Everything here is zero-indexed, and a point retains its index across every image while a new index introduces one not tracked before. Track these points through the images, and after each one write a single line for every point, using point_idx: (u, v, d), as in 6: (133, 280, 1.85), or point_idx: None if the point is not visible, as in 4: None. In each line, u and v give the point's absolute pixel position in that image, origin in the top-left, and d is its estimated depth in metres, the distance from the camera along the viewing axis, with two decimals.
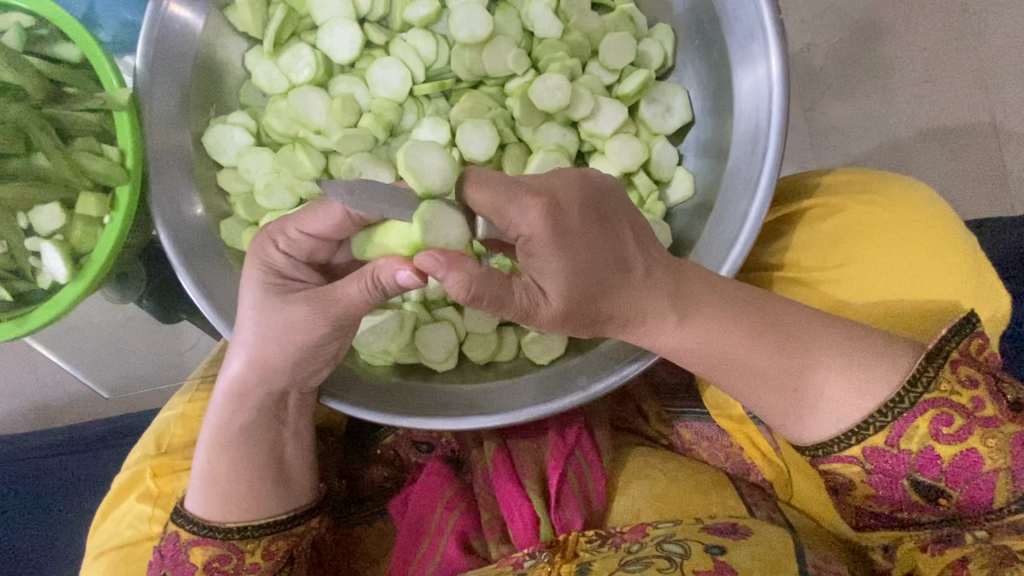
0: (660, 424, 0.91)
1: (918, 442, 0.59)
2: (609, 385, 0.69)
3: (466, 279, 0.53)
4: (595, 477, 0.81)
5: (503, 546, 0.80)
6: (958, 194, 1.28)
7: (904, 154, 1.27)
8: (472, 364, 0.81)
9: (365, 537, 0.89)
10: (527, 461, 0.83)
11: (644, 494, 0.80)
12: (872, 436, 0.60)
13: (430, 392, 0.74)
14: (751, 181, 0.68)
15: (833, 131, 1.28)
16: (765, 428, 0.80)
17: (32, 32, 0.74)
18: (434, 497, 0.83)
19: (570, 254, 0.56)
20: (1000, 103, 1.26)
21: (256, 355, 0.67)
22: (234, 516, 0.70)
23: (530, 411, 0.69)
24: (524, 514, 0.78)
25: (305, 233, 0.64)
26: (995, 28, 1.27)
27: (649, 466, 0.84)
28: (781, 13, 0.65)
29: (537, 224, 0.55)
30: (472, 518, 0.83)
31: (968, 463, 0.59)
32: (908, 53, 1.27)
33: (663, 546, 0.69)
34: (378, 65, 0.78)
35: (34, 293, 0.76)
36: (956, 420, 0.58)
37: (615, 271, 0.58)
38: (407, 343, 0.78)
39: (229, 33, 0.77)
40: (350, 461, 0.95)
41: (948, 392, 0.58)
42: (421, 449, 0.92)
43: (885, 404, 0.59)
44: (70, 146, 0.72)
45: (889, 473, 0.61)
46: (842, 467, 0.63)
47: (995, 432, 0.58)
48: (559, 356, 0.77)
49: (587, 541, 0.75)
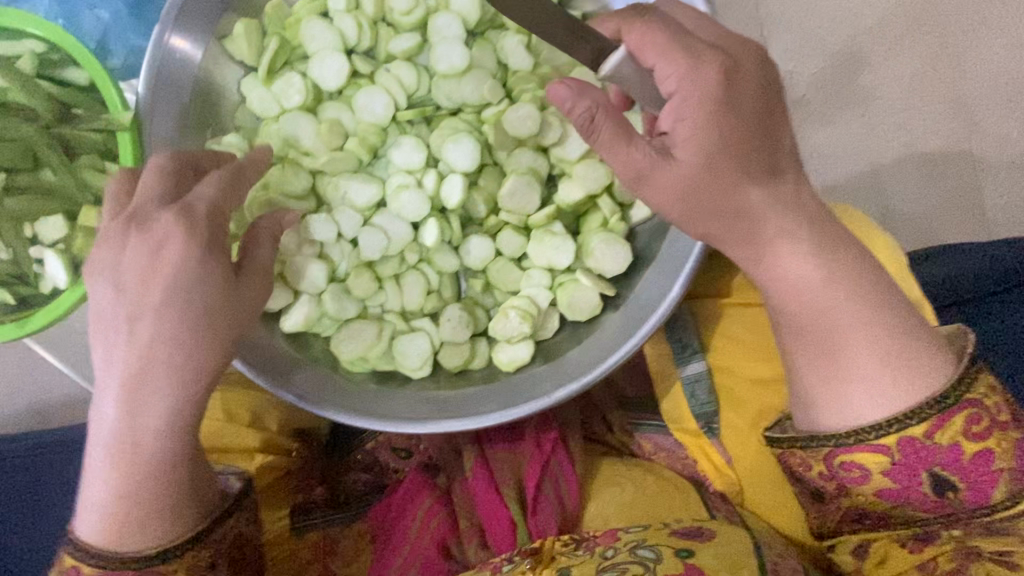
0: (623, 434, 0.96)
1: (948, 436, 0.67)
2: (569, 394, 0.74)
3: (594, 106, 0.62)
4: (569, 483, 0.87)
5: (482, 552, 0.87)
6: (938, 218, 1.35)
7: (883, 179, 1.34)
8: (446, 371, 0.84)
9: (343, 536, 0.95)
10: (505, 469, 0.90)
11: (614, 501, 0.87)
12: (912, 426, 0.67)
13: (403, 399, 0.79)
14: None
15: (815, 156, 1.34)
16: (716, 438, 0.87)
17: (44, 55, 0.79)
18: (414, 508, 0.90)
19: (739, 108, 0.63)
20: (979, 133, 1.34)
21: (127, 371, 0.63)
22: (132, 541, 0.66)
23: (498, 416, 0.74)
24: (500, 521, 0.86)
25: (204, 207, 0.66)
26: (976, 61, 1.35)
27: (617, 474, 0.89)
28: None
29: (711, 89, 0.63)
30: (451, 527, 0.89)
31: (982, 461, 0.68)
32: (888, 84, 1.35)
33: (635, 552, 0.73)
34: (364, 93, 0.84)
35: (36, 297, 0.81)
36: (983, 420, 0.67)
37: (750, 158, 0.65)
38: (386, 351, 0.82)
39: (228, 60, 0.84)
40: (332, 463, 1.02)
41: (981, 394, 0.67)
42: (400, 454, 0.98)
43: (932, 399, 0.67)
44: (75, 163, 0.79)
45: (911, 464, 0.68)
46: (870, 455, 0.69)
47: (1008, 435, 0.68)
48: (525, 364, 0.81)
49: (564, 545, 0.80)
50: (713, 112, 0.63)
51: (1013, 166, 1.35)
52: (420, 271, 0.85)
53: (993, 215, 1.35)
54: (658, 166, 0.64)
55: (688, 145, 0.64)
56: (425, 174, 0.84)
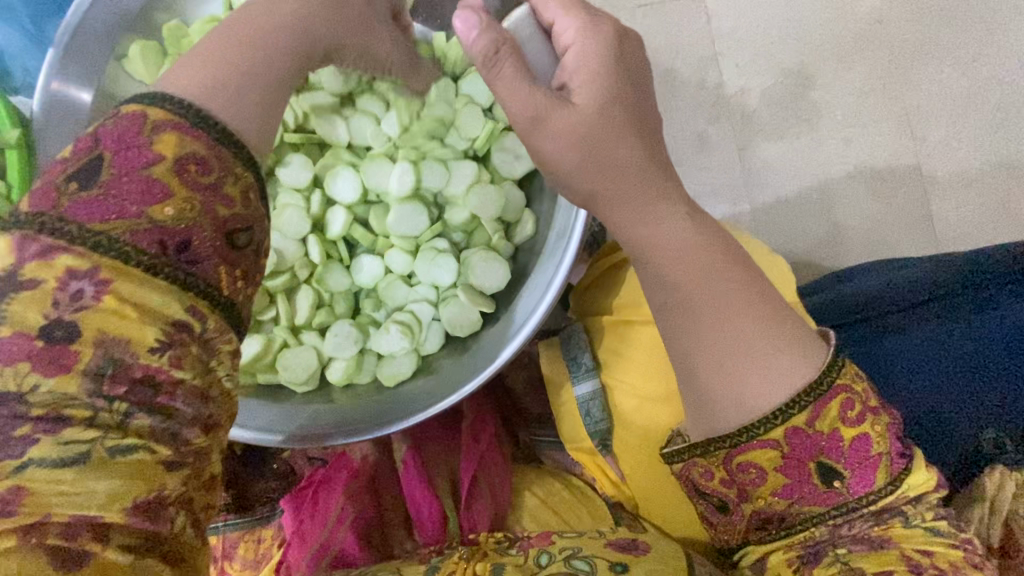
0: (526, 447, 1.08)
1: (828, 423, 0.63)
2: (444, 407, 0.77)
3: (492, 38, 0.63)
4: (501, 480, 0.97)
5: (409, 542, 0.99)
6: (887, 234, 1.37)
7: (829, 194, 1.38)
8: (332, 386, 0.86)
9: (240, 541, 0.99)
10: (442, 469, 1.03)
11: (531, 507, 0.95)
12: (795, 416, 0.62)
13: (289, 409, 0.80)
14: (567, 227, 0.77)
15: (763, 170, 1.39)
16: (611, 457, 0.90)
17: None
18: (342, 499, 0.99)
19: (624, 56, 0.67)
20: (925, 148, 1.37)
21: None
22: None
23: (372, 431, 0.77)
24: (432, 513, 0.97)
25: None
26: (922, 78, 1.38)
27: (531, 482, 0.99)
28: None
29: (606, 30, 0.67)
30: (376, 521, 1.01)
31: (862, 447, 0.64)
32: (835, 100, 1.39)
33: (571, 561, 0.75)
34: None
35: None
36: (856, 404, 0.64)
37: (640, 122, 0.68)
38: (270, 363, 0.83)
39: (126, 79, 0.87)
40: (242, 472, 1.06)
41: (851, 380, 0.64)
42: (315, 463, 1.08)
43: (811, 385, 0.62)
44: None
45: (798, 456, 0.64)
46: (761, 452, 0.64)
47: (880, 418, 0.65)
48: (405, 379, 0.84)
49: (496, 542, 0.85)
50: (603, 55, 0.66)
51: (962, 180, 1.36)
52: (308, 286, 0.86)
53: (942, 229, 1.35)
54: (558, 105, 0.64)
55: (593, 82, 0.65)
56: (313, 193, 0.87)
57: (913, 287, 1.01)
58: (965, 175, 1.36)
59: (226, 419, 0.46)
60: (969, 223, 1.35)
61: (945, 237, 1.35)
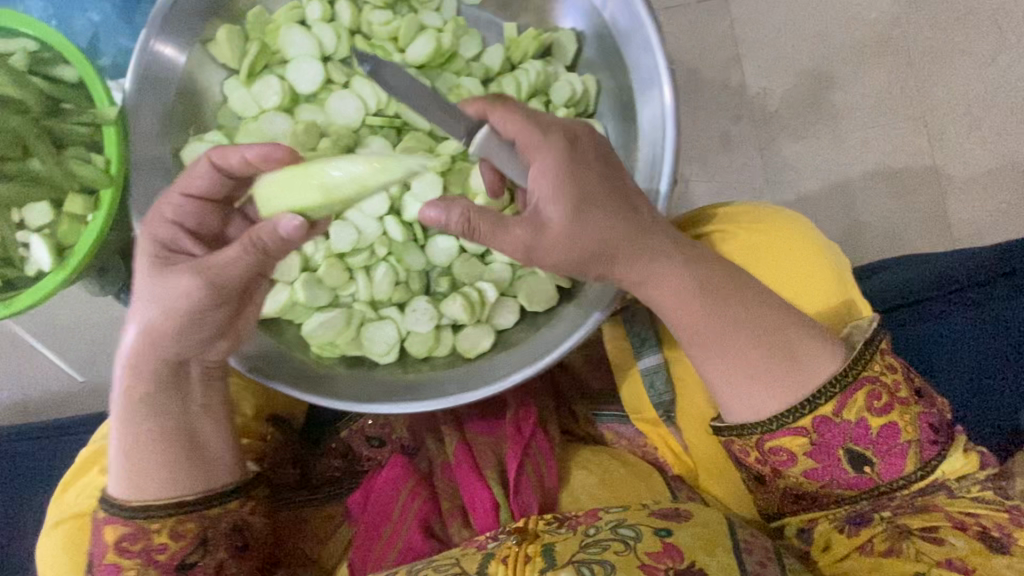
0: (589, 426, 1.04)
1: (856, 412, 0.74)
2: (524, 377, 0.79)
3: (504, 131, 0.71)
4: (549, 465, 0.94)
5: (464, 530, 0.94)
6: (906, 232, 1.41)
7: (850, 191, 1.41)
8: (411, 358, 0.90)
9: (313, 518, 1.01)
10: (488, 452, 0.97)
11: (584, 487, 0.93)
12: (822, 406, 0.74)
13: (370, 380, 0.85)
14: (648, 204, 0.80)
15: (785, 168, 1.42)
16: (674, 426, 0.96)
17: (37, 53, 0.84)
18: (399, 486, 0.96)
19: (578, 173, 0.69)
20: (942, 149, 1.41)
21: (150, 321, 0.70)
22: (166, 494, 0.72)
23: (454, 398, 0.80)
24: (484, 498, 0.92)
25: (187, 195, 0.74)
26: (938, 81, 1.43)
27: (585, 463, 0.96)
28: (673, 65, 0.79)
29: (551, 163, 0.69)
30: (433, 507, 0.96)
31: (890, 433, 0.74)
32: (855, 102, 1.43)
33: (617, 531, 0.78)
34: (336, 98, 0.90)
35: (20, 280, 0.85)
36: (884, 395, 0.74)
37: (641, 191, 0.73)
38: (354, 336, 0.87)
39: (210, 63, 0.89)
40: (304, 451, 1.06)
41: (878, 372, 0.74)
42: (372, 443, 1.06)
43: (836, 378, 0.74)
44: (63, 152, 0.83)
45: (827, 443, 0.75)
46: (791, 438, 0.75)
47: (907, 408, 0.75)
48: (487, 352, 0.88)
49: (547, 524, 0.84)
50: (562, 167, 0.69)
51: (977, 180, 1.41)
52: (387, 263, 0.90)
53: (957, 228, 1.40)
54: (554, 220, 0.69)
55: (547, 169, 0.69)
56: None
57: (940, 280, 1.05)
58: (979, 176, 1.41)
59: (252, 519, 0.78)
60: (986, 223, 1.40)
61: (961, 235, 1.40)
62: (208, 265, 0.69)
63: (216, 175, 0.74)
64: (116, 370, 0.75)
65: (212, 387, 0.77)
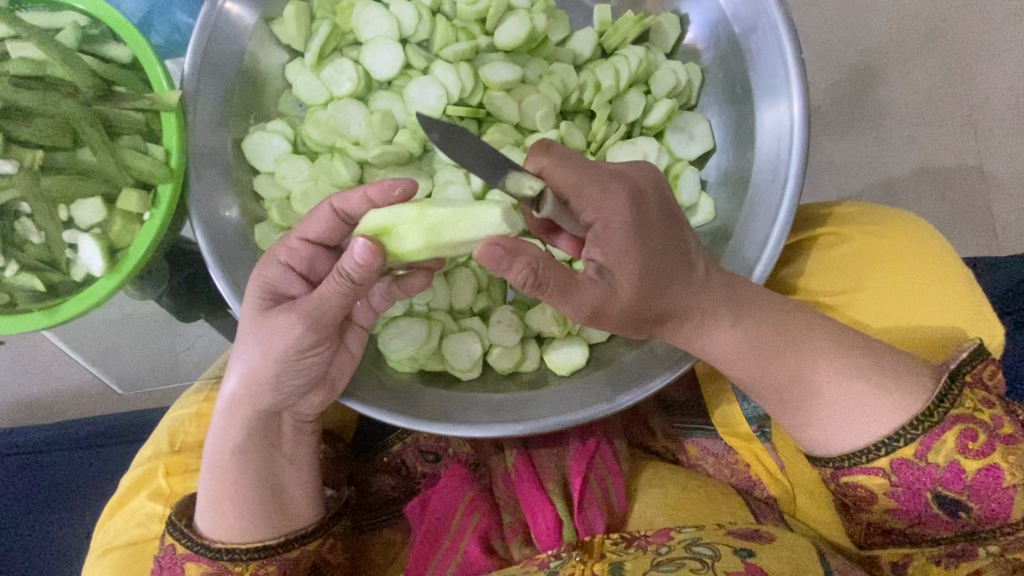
0: (669, 440, 0.94)
1: (944, 455, 0.64)
2: (632, 399, 0.72)
3: (530, 265, 0.57)
4: (616, 481, 0.83)
5: (527, 548, 0.81)
6: (950, 235, 1.31)
7: (893, 190, 1.31)
8: (494, 373, 0.82)
9: (373, 544, 0.93)
10: (550, 467, 0.85)
11: (659, 504, 0.82)
12: (901, 448, 0.65)
13: (451, 398, 0.76)
14: (771, 208, 0.72)
15: (829, 166, 1.32)
16: (771, 445, 0.85)
17: (86, 30, 0.76)
18: (457, 501, 0.84)
19: (643, 248, 0.61)
20: (989, 149, 1.31)
21: (250, 372, 0.70)
22: (241, 535, 0.73)
23: (555, 420, 0.72)
24: (547, 517, 0.79)
25: (305, 240, 0.69)
26: (985, 77, 1.32)
27: (661, 477, 0.86)
28: (803, 54, 0.71)
29: (623, 211, 0.61)
30: (494, 521, 0.84)
31: (989, 478, 0.64)
32: (902, 98, 1.32)
33: (692, 549, 0.69)
34: (416, 84, 0.80)
35: (64, 285, 0.76)
36: (979, 436, 0.64)
37: (680, 276, 0.64)
38: (434, 350, 0.79)
39: (274, 44, 0.80)
40: (360, 466, 0.97)
41: (971, 409, 0.64)
42: (429, 459, 0.95)
43: (917, 418, 0.64)
44: (116, 142, 0.74)
45: (912, 485, 0.66)
46: (867, 479, 0.68)
47: (1014, 448, 0.63)
48: (580, 368, 0.80)
49: (613, 543, 0.75)
50: (631, 236, 0.61)
51: (1020, 182, 1.30)
52: (470, 268, 0.81)
53: (1003, 233, 1.30)
54: (609, 300, 0.61)
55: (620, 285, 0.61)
56: (471, 171, 0.80)
57: (1003, 299, 1.01)
58: (1019, 181, 1.30)
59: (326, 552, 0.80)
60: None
61: (1006, 240, 1.30)
62: (310, 302, 0.65)
63: (337, 220, 0.69)
64: (216, 408, 0.75)
65: (302, 439, 0.78)
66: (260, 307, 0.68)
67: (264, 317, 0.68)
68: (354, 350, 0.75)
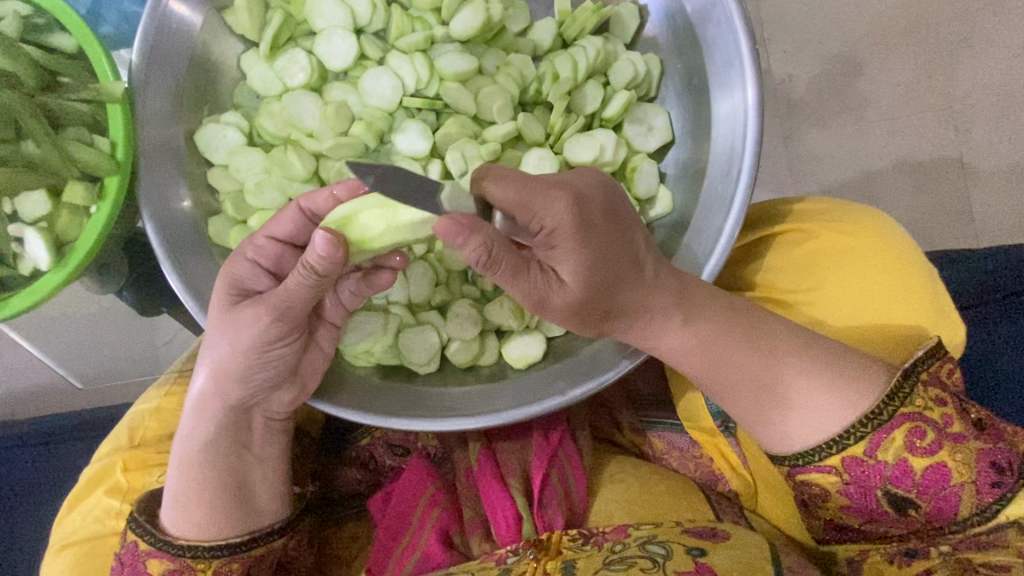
0: (633, 434, 0.93)
1: (893, 453, 0.64)
2: (585, 392, 0.73)
3: (482, 244, 0.57)
4: (578, 477, 0.82)
5: (486, 543, 0.81)
6: (928, 227, 1.31)
7: (871, 183, 1.31)
8: (453, 366, 0.82)
9: (336, 537, 0.91)
10: (512, 462, 0.85)
11: (620, 498, 0.82)
12: (852, 445, 0.65)
13: (410, 392, 0.76)
14: (725, 201, 0.72)
15: (809, 159, 1.32)
16: (734, 438, 0.84)
17: (29, 19, 0.76)
18: (418, 496, 0.84)
19: (589, 249, 0.62)
20: (969, 141, 1.31)
21: (217, 369, 0.69)
22: (208, 533, 0.72)
23: (508, 415, 0.72)
24: (506, 512, 0.80)
25: (273, 238, 0.69)
26: (966, 69, 1.32)
27: (624, 471, 0.86)
28: (757, 45, 0.71)
29: (563, 217, 0.60)
30: (455, 516, 0.84)
31: (938, 476, 0.64)
32: (882, 91, 1.32)
33: (646, 548, 0.70)
34: (371, 76, 0.79)
35: (15, 279, 0.77)
36: (928, 433, 0.64)
37: (627, 278, 0.65)
38: (391, 345, 0.79)
39: (227, 35, 0.79)
40: (325, 461, 0.95)
41: (922, 407, 0.64)
42: (397, 452, 0.94)
43: (867, 416, 0.65)
44: (61, 134, 0.74)
45: (863, 483, 0.66)
46: (821, 477, 0.68)
47: (962, 447, 0.64)
48: (537, 362, 0.80)
49: (570, 540, 0.75)
50: (577, 238, 0.61)
51: (1006, 173, 1.31)
52: (428, 262, 0.81)
53: (981, 225, 1.30)
54: (553, 293, 0.63)
55: (570, 282, 0.63)
56: (428, 163, 0.80)
57: (974, 291, 1.01)
58: (1009, 168, 1.31)
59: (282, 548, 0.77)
60: (1014, 220, 1.30)
61: (984, 233, 1.30)
62: (278, 293, 0.65)
63: (304, 220, 0.69)
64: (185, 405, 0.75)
65: (274, 439, 0.77)
66: (227, 303, 0.68)
67: (231, 312, 0.67)
68: (325, 346, 0.74)
